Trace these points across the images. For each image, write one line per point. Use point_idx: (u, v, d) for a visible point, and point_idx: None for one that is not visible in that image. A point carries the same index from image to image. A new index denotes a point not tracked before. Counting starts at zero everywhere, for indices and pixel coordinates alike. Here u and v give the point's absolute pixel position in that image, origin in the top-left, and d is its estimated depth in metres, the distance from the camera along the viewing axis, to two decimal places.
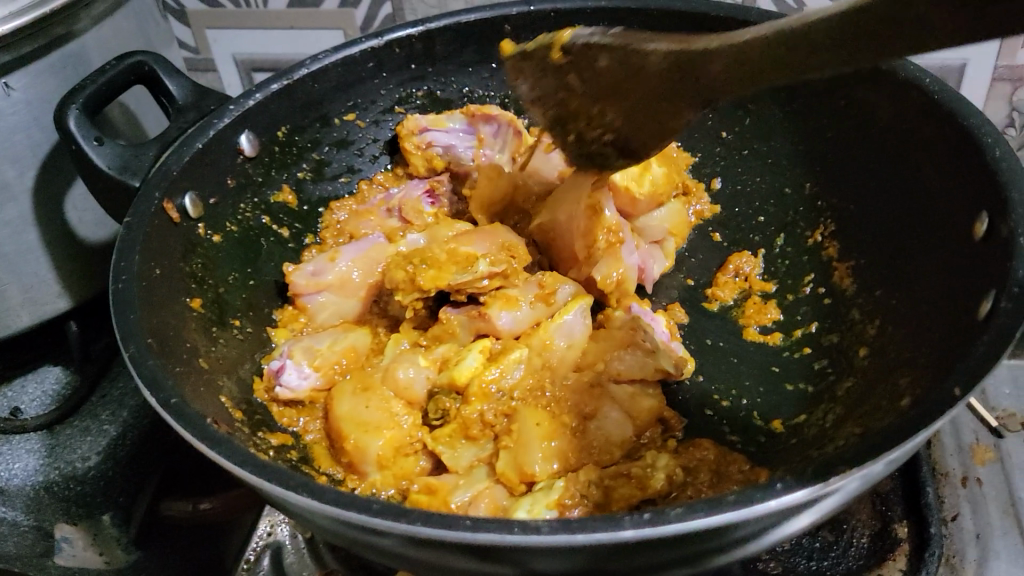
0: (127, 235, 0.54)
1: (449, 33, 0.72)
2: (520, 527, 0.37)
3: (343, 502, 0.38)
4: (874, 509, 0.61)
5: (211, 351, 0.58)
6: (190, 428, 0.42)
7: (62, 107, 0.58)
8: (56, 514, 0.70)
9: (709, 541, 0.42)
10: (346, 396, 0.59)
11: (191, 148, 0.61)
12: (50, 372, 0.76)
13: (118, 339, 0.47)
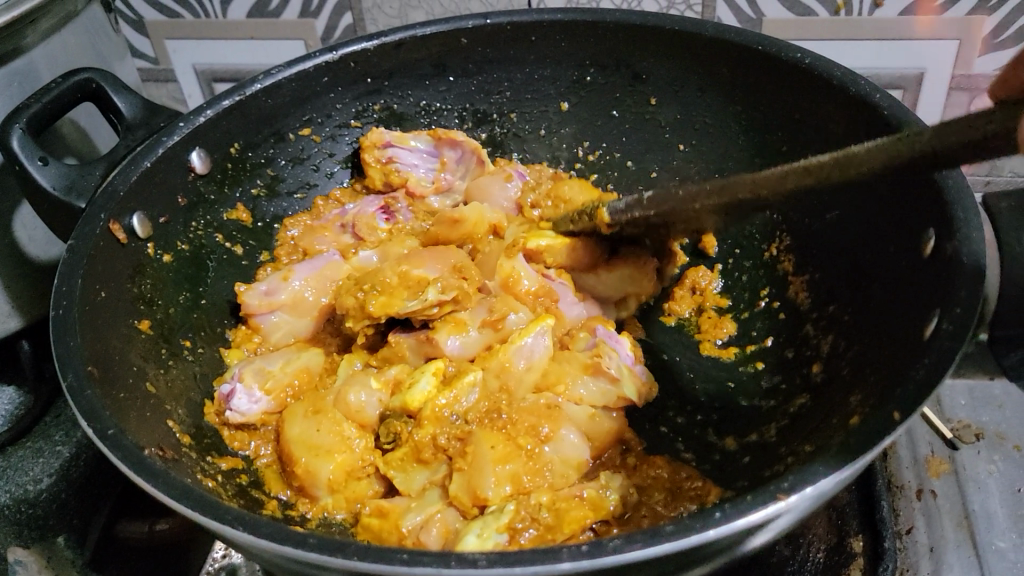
0: (69, 259, 0.53)
1: (405, 46, 0.71)
2: (457, 561, 0.37)
3: (279, 536, 0.38)
4: (831, 523, 0.61)
5: (157, 374, 0.57)
6: (126, 460, 0.42)
7: (4, 126, 0.57)
8: (8, 537, 0.68)
9: (654, 568, 0.42)
10: (298, 419, 0.59)
11: (138, 167, 0.60)
12: (3, 393, 0.75)
13: (56, 368, 0.46)
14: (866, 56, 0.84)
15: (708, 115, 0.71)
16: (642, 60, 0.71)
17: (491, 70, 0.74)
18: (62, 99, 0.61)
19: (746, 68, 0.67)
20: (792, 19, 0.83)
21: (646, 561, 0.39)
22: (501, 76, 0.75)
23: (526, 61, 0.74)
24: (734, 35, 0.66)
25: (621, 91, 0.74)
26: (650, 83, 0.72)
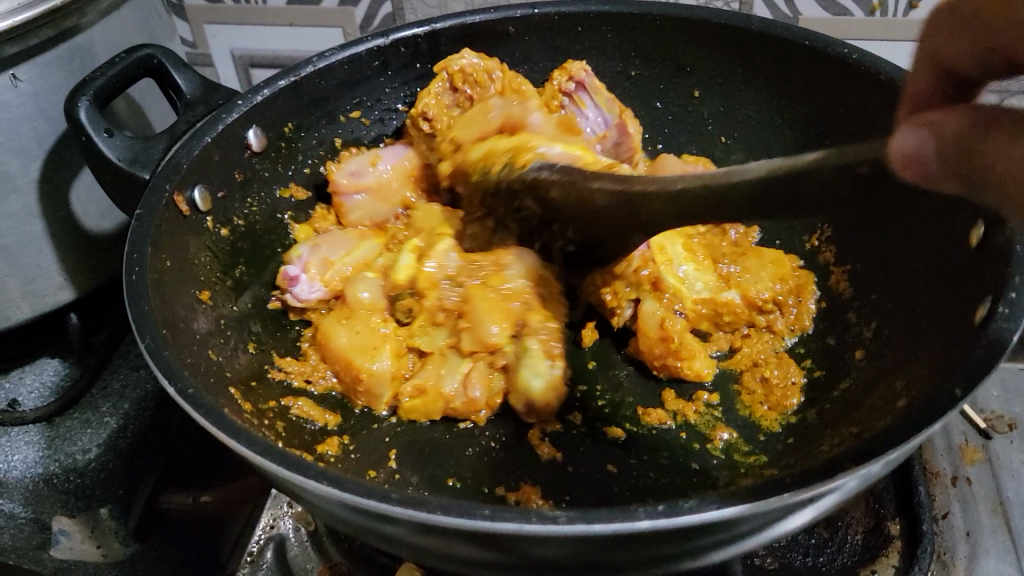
0: (139, 227, 0.54)
1: (454, 33, 0.72)
2: (539, 517, 0.38)
3: (365, 492, 0.39)
4: (868, 507, 0.63)
5: (219, 342, 0.58)
6: (209, 417, 0.43)
7: (72, 98, 0.58)
8: (55, 506, 0.70)
9: (716, 533, 0.44)
10: (342, 329, 0.63)
11: (200, 142, 0.61)
12: (49, 364, 0.77)
13: (134, 330, 0.47)
14: (899, 55, 0.86)
15: (751, 108, 0.73)
16: (686, 54, 0.73)
17: (537, 59, 0.76)
18: (126, 74, 0.62)
19: (790, 63, 0.68)
20: (828, 18, 0.85)
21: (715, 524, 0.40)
22: (545, 65, 0.76)
23: (571, 51, 0.75)
24: (780, 30, 0.67)
25: (663, 84, 0.76)
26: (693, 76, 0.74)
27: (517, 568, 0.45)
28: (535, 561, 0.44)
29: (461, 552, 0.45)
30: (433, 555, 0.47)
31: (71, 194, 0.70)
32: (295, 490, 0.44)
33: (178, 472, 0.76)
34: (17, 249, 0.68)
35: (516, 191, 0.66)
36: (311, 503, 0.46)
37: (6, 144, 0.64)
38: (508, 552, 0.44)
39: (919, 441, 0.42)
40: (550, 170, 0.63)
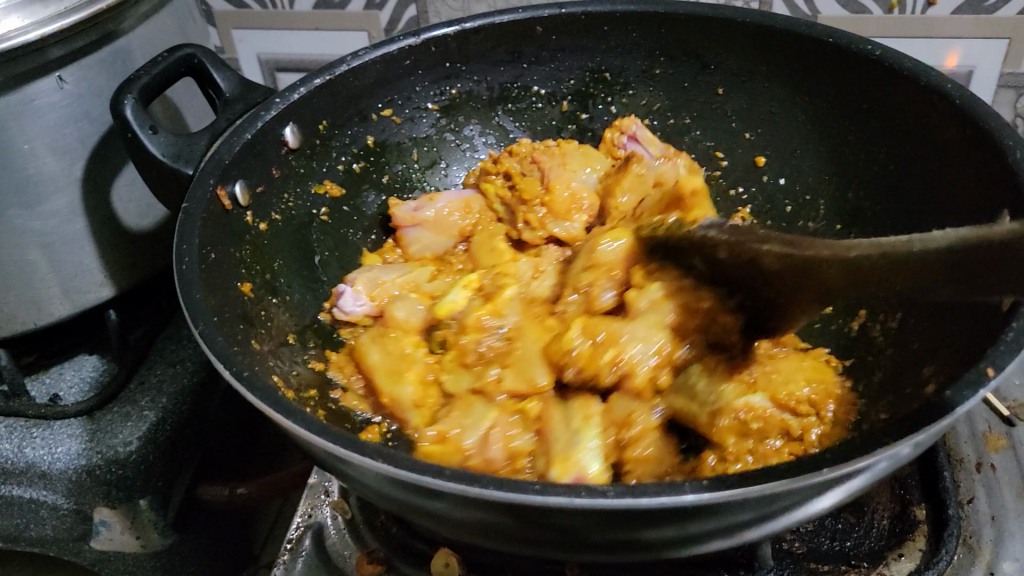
0: (186, 220, 0.56)
1: (483, 33, 0.74)
2: (587, 491, 0.40)
3: (417, 467, 0.41)
4: (893, 493, 0.64)
5: (263, 331, 0.60)
6: (264, 397, 0.45)
7: (117, 97, 0.61)
8: (97, 498, 0.71)
9: (755, 508, 0.45)
10: (375, 348, 0.66)
11: (240, 139, 0.63)
12: (87, 360, 0.79)
13: (186, 317, 0.49)
14: (916, 53, 0.87)
15: (774, 103, 0.74)
16: (710, 51, 0.74)
17: (564, 58, 0.78)
18: (168, 72, 0.64)
19: (811, 59, 0.70)
20: (846, 16, 0.86)
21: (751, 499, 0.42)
22: (572, 64, 0.78)
23: (597, 50, 0.77)
24: (803, 28, 0.69)
25: (688, 82, 0.78)
26: (717, 73, 0.76)
27: (556, 542, 0.47)
28: (574, 535, 0.46)
29: (501, 527, 0.47)
30: (473, 531, 0.49)
31: (114, 191, 0.72)
32: (341, 463, 0.46)
33: (214, 468, 0.79)
34: (62, 247, 0.71)
35: (684, 248, 0.62)
36: (357, 481, 0.49)
37: (53, 144, 0.67)
38: (549, 527, 0.46)
39: (947, 422, 0.43)
40: (717, 228, 0.58)
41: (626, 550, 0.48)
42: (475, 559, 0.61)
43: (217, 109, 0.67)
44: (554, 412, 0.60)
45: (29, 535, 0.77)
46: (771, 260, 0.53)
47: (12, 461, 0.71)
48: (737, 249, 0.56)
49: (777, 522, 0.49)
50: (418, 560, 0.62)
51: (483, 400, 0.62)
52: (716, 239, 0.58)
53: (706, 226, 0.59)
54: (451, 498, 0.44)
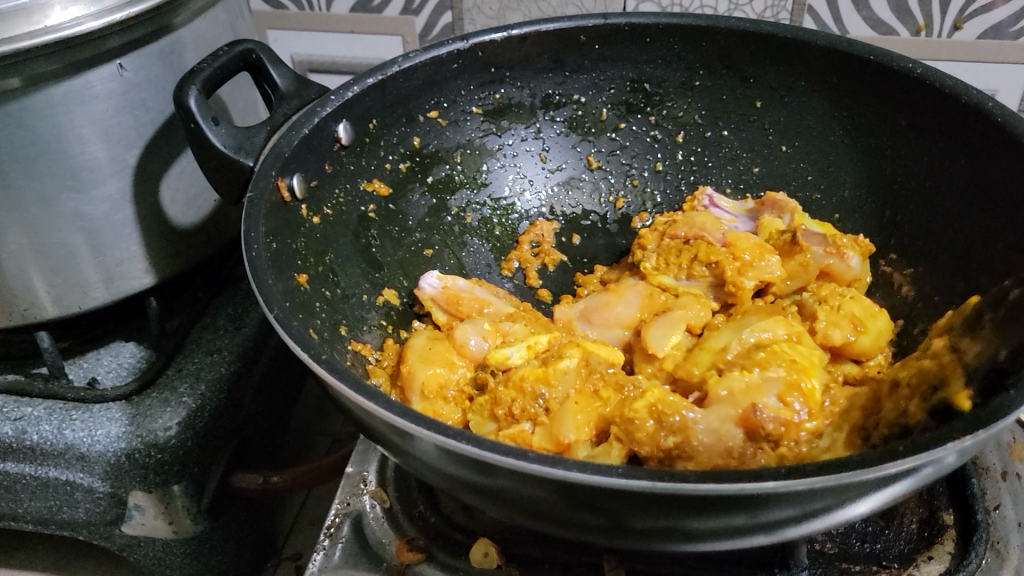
0: (253, 208, 0.57)
1: (530, 40, 0.76)
2: (669, 478, 0.41)
3: (500, 450, 0.43)
4: (921, 499, 0.66)
5: (314, 320, 0.62)
6: (344, 379, 0.47)
7: (182, 87, 0.62)
8: (133, 482, 0.72)
9: (814, 501, 0.46)
10: (421, 338, 0.70)
11: (299, 133, 0.64)
12: (124, 347, 0.80)
13: (261, 301, 0.51)
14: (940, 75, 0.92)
15: (813, 119, 0.78)
16: (750, 65, 0.77)
17: (607, 67, 0.80)
18: (228, 66, 0.66)
19: (850, 73, 0.72)
20: (874, 37, 0.91)
21: (807, 493, 0.43)
22: (614, 73, 0.81)
23: (640, 61, 0.80)
24: (846, 46, 0.71)
25: (725, 95, 0.80)
26: (756, 86, 0.79)
27: (605, 526, 0.49)
28: (621, 517, 0.48)
29: (556, 509, 0.48)
30: (523, 510, 0.50)
31: (162, 180, 0.74)
32: (408, 441, 0.48)
33: (245, 457, 0.80)
34: (109, 232, 0.73)
35: None
36: (413, 457, 0.51)
37: (110, 131, 0.69)
38: (598, 512, 0.47)
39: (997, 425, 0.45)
40: None
41: (676, 539, 0.50)
42: (514, 551, 0.63)
43: (272, 104, 0.69)
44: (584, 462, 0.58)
45: (60, 519, 0.77)
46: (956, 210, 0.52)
47: (51, 442, 0.71)
48: None
49: (813, 522, 0.50)
50: (457, 551, 0.63)
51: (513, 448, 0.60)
52: None
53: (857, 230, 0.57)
54: (514, 480, 0.46)
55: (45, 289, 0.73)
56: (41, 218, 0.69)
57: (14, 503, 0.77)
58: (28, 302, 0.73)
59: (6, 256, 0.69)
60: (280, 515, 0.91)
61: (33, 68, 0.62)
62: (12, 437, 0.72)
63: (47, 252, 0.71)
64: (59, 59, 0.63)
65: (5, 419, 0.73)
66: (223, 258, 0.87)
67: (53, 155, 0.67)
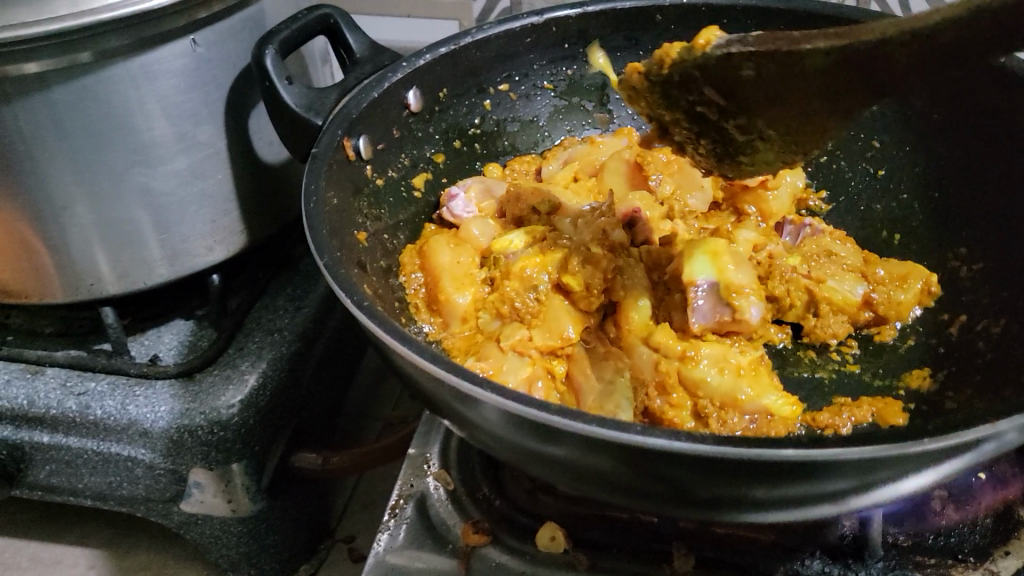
0: (315, 163, 0.60)
1: (603, 17, 0.78)
2: (686, 437, 0.42)
3: (525, 400, 0.45)
4: (996, 493, 0.64)
5: (371, 276, 0.63)
6: (384, 326, 0.49)
7: (260, 46, 0.64)
8: (195, 458, 0.72)
9: (883, 470, 0.46)
10: (445, 251, 0.73)
11: (369, 96, 0.67)
12: (184, 324, 0.81)
13: (313, 248, 0.53)
14: None
15: (886, 105, 0.77)
16: None
17: None
18: (307, 29, 0.68)
19: None
20: None
21: (879, 458, 0.43)
22: None
23: None
24: None
25: None
26: None
27: (674, 498, 0.49)
28: (693, 491, 0.47)
29: (628, 481, 0.48)
30: (596, 484, 0.50)
31: (227, 157, 0.74)
32: (471, 407, 0.48)
33: (303, 436, 0.80)
34: (175, 209, 0.73)
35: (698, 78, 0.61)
36: (480, 429, 0.51)
37: (180, 108, 0.69)
38: (667, 484, 0.47)
39: None
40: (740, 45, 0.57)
41: (750, 512, 0.50)
42: (581, 536, 0.62)
43: (347, 68, 0.71)
44: (583, 370, 0.66)
45: (119, 494, 0.78)
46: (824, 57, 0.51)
47: (114, 417, 0.71)
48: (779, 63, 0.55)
49: (875, 493, 0.50)
50: (523, 534, 0.63)
51: (515, 355, 0.66)
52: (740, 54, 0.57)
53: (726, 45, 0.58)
54: (588, 450, 0.46)
55: (110, 265, 0.73)
56: (110, 193, 0.69)
57: (75, 478, 0.78)
58: (93, 277, 0.73)
59: (73, 230, 0.70)
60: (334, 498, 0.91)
61: (109, 43, 0.62)
62: (75, 411, 0.72)
63: (114, 228, 0.71)
64: (133, 34, 0.63)
65: (69, 393, 0.73)
66: (280, 238, 0.88)
67: (124, 129, 0.67)
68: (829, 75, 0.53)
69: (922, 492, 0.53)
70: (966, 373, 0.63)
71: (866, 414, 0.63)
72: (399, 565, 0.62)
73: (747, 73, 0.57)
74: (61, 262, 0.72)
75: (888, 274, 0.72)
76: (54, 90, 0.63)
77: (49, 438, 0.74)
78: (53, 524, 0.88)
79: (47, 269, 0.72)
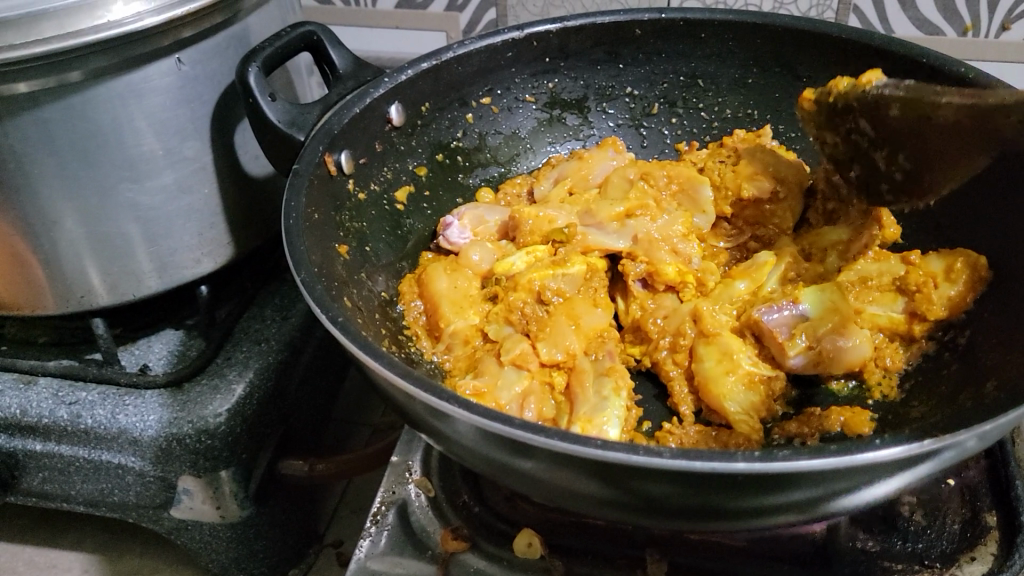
0: (297, 179, 0.62)
1: (583, 31, 0.80)
2: (645, 451, 0.44)
3: (491, 415, 0.46)
4: (964, 499, 0.66)
5: (351, 289, 0.65)
6: (356, 342, 0.50)
7: (244, 64, 0.65)
8: (183, 466, 0.73)
9: (838, 482, 0.47)
10: (442, 277, 0.74)
11: (350, 112, 0.69)
12: (174, 334, 0.83)
13: (291, 264, 0.55)
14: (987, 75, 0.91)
15: None
16: (794, 57, 0.79)
17: (659, 61, 0.84)
18: (290, 46, 0.69)
19: (894, 70, 0.73)
20: (920, 37, 0.90)
21: (831, 471, 0.45)
22: (667, 68, 0.84)
23: (693, 56, 0.82)
24: (895, 46, 0.72)
25: (777, 92, 0.83)
26: (809, 86, 0.80)
27: (637, 508, 0.50)
28: (655, 502, 0.49)
29: (593, 493, 0.50)
30: (561, 494, 0.51)
31: (214, 171, 0.76)
32: (441, 420, 0.50)
33: (291, 444, 0.82)
34: (162, 223, 0.75)
35: (852, 110, 0.68)
36: (451, 441, 0.52)
37: (168, 124, 0.71)
38: (630, 495, 0.49)
39: (1013, 415, 0.46)
40: (894, 88, 0.63)
41: (710, 520, 0.51)
42: (557, 542, 0.64)
43: (329, 84, 0.73)
44: (581, 381, 0.68)
45: (111, 501, 0.79)
46: (952, 111, 0.59)
47: (105, 426, 0.73)
48: (917, 110, 0.62)
49: (836, 503, 0.51)
50: (500, 541, 0.65)
51: (513, 368, 0.68)
52: (891, 98, 0.63)
53: (880, 87, 0.64)
54: (551, 461, 0.47)
55: (100, 278, 0.75)
56: (98, 208, 0.71)
57: (67, 484, 0.79)
58: (84, 289, 0.75)
59: (63, 244, 0.72)
60: (322, 503, 0.93)
61: (95, 63, 0.64)
62: (67, 420, 0.74)
63: (103, 241, 0.73)
64: (118, 55, 0.64)
65: (60, 402, 0.74)
66: (267, 250, 0.89)
67: (112, 146, 0.69)
68: (963, 128, 0.60)
69: (883, 500, 0.54)
70: (935, 384, 0.65)
71: (834, 424, 0.64)
72: (379, 571, 0.63)
73: (895, 113, 0.64)
74: (51, 274, 0.73)
75: (929, 274, 0.68)
76: (43, 109, 0.64)
77: (41, 445, 0.76)
78: (46, 530, 0.90)
79: (39, 282, 0.74)
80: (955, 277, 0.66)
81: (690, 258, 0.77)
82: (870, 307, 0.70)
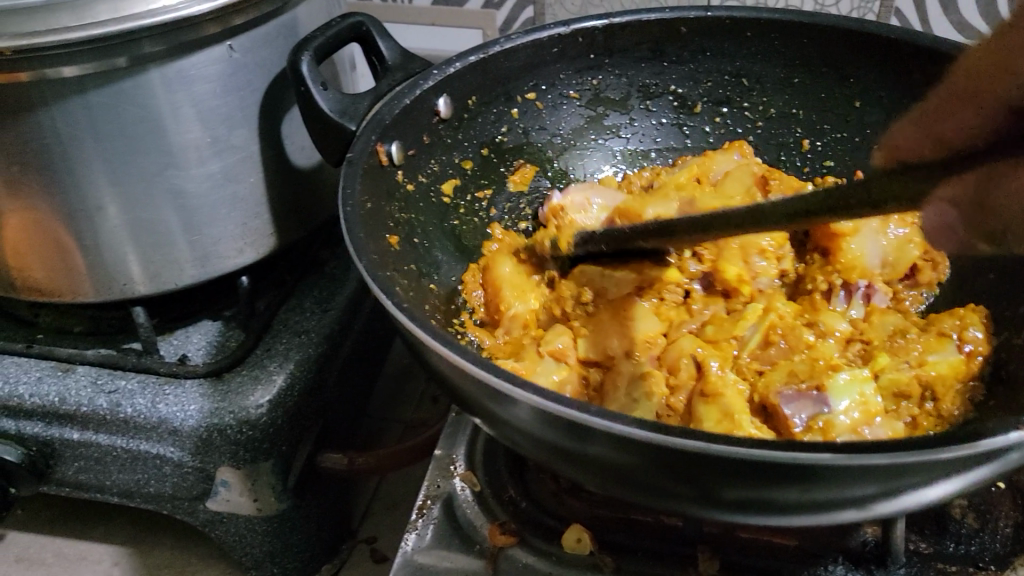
0: (351, 168, 0.61)
1: (629, 28, 0.80)
2: (723, 440, 0.43)
3: (563, 401, 0.46)
4: (1016, 502, 0.65)
5: (403, 279, 0.65)
6: (423, 328, 0.50)
7: (296, 53, 0.65)
8: (223, 458, 0.73)
9: (910, 477, 0.47)
10: (506, 264, 0.78)
11: (401, 103, 0.68)
12: (211, 325, 0.82)
13: (351, 252, 0.54)
14: None
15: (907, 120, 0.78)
16: (841, 57, 0.79)
17: (704, 60, 0.83)
18: (340, 36, 0.69)
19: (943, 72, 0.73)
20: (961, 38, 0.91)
21: (905, 466, 0.44)
22: (712, 67, 0.84)
23: (738, 55, 0.82)
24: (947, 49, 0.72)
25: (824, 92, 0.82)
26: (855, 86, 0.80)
27: (698, 500, 0.50)
28: (722, 493, 0.48)
29: (659, 484, 0.49)
30: (622, 484, 0.51)
31: (259, 161, 0.76)
32: (505, 407, 0.49)
33: (326, 437, 0.81)
34: (205, 212, 0.74)
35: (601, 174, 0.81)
36: (512, 429, 0.51)
37: (216, 112, 0.70)
38: (695, 487, 0.48)
39: None
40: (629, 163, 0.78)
41: (773, 515, 0.50)
42: (606, 538, 0.63)
43: (378, 75, 0.73)
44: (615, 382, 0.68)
45: (147, 492, 0.79)
46: None
47: (144, 415, 0.72)
48: None
49: (900, 500, 0.50)
50: (549, 536, 0.64)
51: (552, 359, 0.70)
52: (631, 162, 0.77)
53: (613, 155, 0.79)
54: (623, 452, 0.47)
55: (141, 267, 0.74)
56: (141, 195, 0.70)
57: (102, 475, 0.79)
58: (124, 278, 0.75)
59: (105, 232, 0.71)
60: (353, 498, 0.92)
61: (144, 49, 0.63)
62: (106, 409, 0.73)
63: (145, 229, 0.72)
64: (167, 41, 0.64)
65: (100, 391, 0.74)
66: (304, 244, 0.89)
67: (158, 133, 0.68)
68: None
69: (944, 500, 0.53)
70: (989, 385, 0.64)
71: None
72: (426, 565, 0.63)
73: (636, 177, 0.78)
74: (92, 262, 0.73)
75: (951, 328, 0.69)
76: (91, 93, 0.64)
77: (78, 434, 0.75)
78: (76, 522, 0.89)
79: (79, 269, 0.73)
80: (968, 319, 0.68)
81: (757, 274, 0.79)
82: (926, 356, 0.67)
